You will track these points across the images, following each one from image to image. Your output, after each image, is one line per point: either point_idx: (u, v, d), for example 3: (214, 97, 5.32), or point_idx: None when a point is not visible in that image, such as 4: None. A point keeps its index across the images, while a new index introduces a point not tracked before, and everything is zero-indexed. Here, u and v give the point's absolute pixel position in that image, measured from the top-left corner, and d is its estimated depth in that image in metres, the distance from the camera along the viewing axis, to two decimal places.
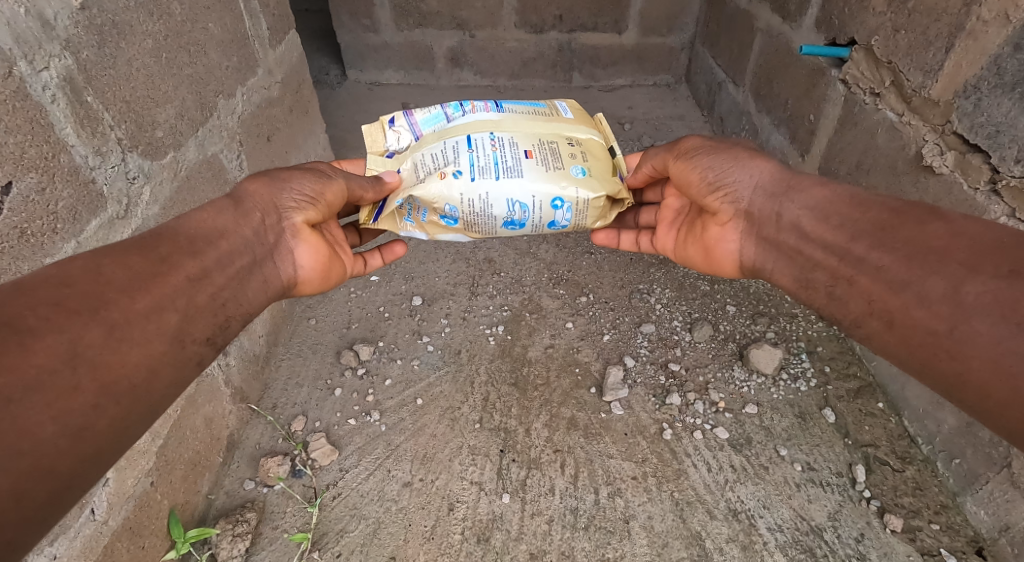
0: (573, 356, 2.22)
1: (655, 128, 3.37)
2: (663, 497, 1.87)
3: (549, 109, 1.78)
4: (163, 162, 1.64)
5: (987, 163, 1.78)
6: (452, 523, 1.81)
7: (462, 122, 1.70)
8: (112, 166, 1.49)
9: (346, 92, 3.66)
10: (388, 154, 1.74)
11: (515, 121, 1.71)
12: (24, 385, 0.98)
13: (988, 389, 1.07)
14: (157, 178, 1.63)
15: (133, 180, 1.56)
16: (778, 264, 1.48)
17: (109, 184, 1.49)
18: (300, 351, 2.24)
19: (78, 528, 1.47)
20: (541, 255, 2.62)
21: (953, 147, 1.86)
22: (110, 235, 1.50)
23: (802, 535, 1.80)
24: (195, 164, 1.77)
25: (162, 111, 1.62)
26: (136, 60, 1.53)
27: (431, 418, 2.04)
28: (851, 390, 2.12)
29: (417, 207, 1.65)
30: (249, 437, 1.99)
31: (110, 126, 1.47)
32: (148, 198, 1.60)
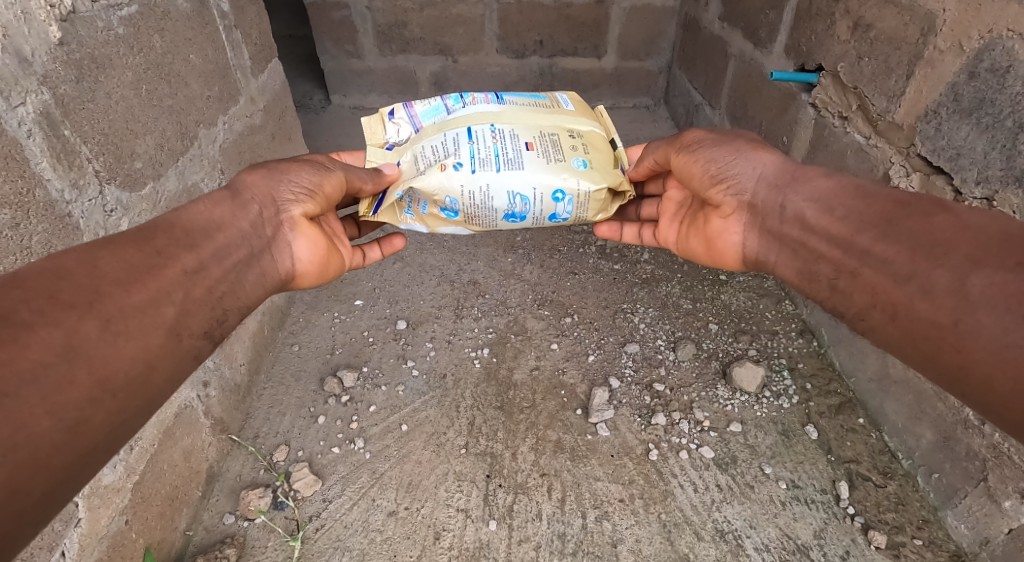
0: (558, 378, 2.23)
1: (636, 149, 3.42)
2: (650, 519, 1.87)
3: (549, 100, 1.81)
4: (142, 194, 1.64)
5: (950, 185, 1.81)
6: (438, 552, 1.79)
7: (463, 116, 1.72)
8: (90, 200, 1.49)
9: (330, 117, 3.68)
10: (388, 147, 1.75)
11: (514, 114, 1.73)
12: (19, 378, 0.98)
13: (990, 381, 1.08)
14: (135, 210, 1.62)
15: (111, 213, 1.55)
16: (781, 256, 1.50)
17: (85, 218, 1.48)
18: (283, 379, 2.22)
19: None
20: (526, 276, 2.63)
21: (918, 168, 1.91)
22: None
23: (788, 554, 1.80)
24: (175, 195, 1.76)
25: (142, 143, 1.63)
26: (115, 93, 1.53)
27: (416, 444, 2.03)
28: (833, 406, 2.13)
29: (417, 199, 1.67)
30: (230, 469, 1.97)
31: (87, 159, 1.47)
32: (126, 229, 1.59)
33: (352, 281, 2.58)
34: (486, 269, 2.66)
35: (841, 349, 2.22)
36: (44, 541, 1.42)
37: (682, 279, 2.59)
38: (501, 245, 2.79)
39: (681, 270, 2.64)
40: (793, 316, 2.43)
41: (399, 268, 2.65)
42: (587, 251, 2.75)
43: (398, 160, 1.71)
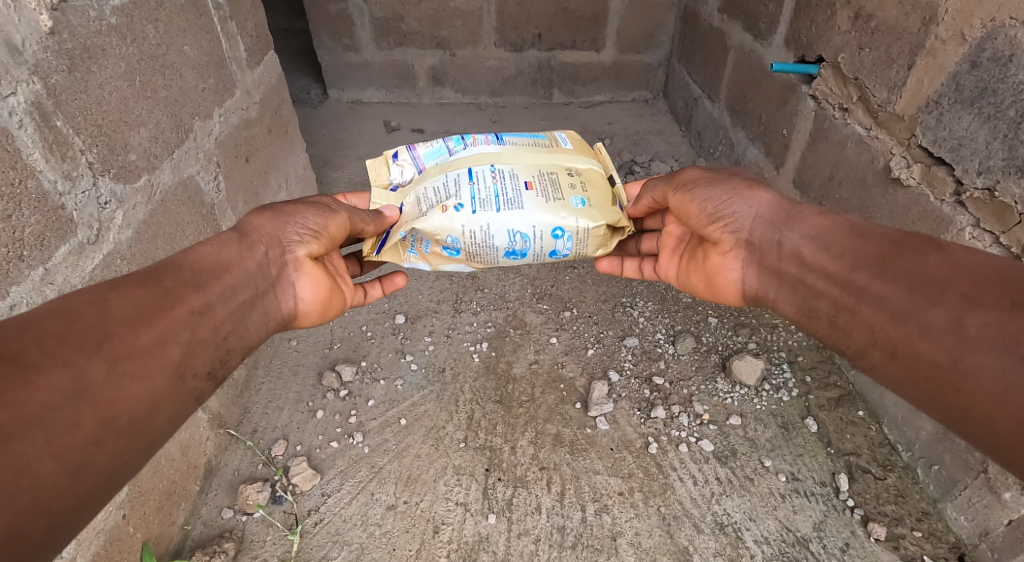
0: (557, 372, 2.22)
1: (634, 143, 3.40)
2: (650, 512, 1.86)
3: (551, 140, 1.79)
4: (136, 186, 1.63)
5: (951, 176, 1.81)
6: (438, 546, 1.79)
7: (465, 156, 1.71)
8: (83, 192, 1.48)
9: (327, 111, 3.66)
10: (392, 186, 1.76)
11: (516, 153, 1.72)
12: (24, 421, 0.97)
13: (994, 423, 1.07)
14: (130, 203, 1.61)
15: (105, 206, 1.54)
16: (780, 294, 1.48)
17: (79, 210, 1.47)
18: (281, 373, 2.21)
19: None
20: (524, 270, 2.62)
21: (919, 159, 1.89)
22: (80, 261, 1.48)
23: (788, 547, 1.80)
24: (170, 186, 1.76)
25: (136, 134, 1.62)
26: (108, 83, 1.52)
27: (415, 438, 2.03)
28: (832, 399, 2.13)
29: (422, 239, 1.66)
30: (228, 464, 1.96)
31: (81, 150, 1.46)
32: (120, 222, 1.59)
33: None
34: (484, 263, 2.65)
35: None
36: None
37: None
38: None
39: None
40: None
41: None
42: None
43: (400, 202, 1.71)
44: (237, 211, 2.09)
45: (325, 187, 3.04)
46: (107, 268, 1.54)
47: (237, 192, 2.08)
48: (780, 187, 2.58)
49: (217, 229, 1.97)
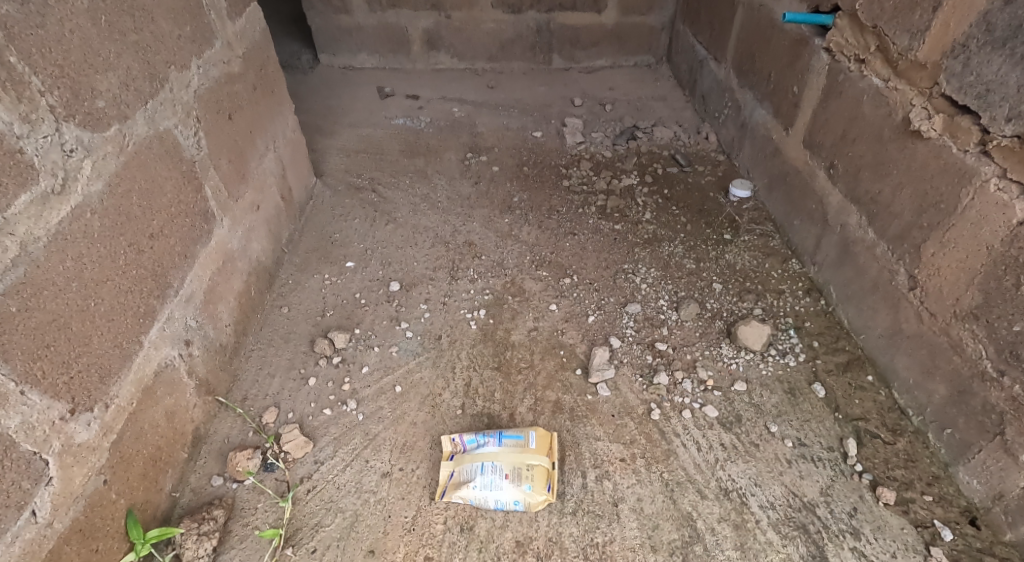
0: (557, 338, 2.16)
1: (637, 108, 3.31)
2: (652, 478, 1.81)
3: (528, 438, 1.79)
4: (106, 135, 1.58)
5: (976, 125, 1.73)
6: (434, 513, 1.74)
7: (478, 451, 1.79)
8: (44, 137, 1.43)
9: (318, 77, 3.56)
10: (451, 455, 1.83)
11: (505, 453, 1.76)
12: None
13: None
14: (99, 152, 1.56)
15: (70, 154, 1.50)
16: None
17: (40, 156, 1.43)
18: (272, 341, 2.15)
19: (16, 531, 1.37)
20: (523, 237, 2.55)
21: (941, 110, 1.81)
22: (44, 211, 1.44)
23: (794, 511, 1.74)
24: (144, 139, 1.70)
25: (103, 80, 1.57)
26: (68, 22, 1.47)
27: (410, 405, 1.97)
28: (841, 364, 2.07)
29: (456, 483, 1.75)
30: (217, 432, 1.91)
31: (40, 92, 1.42)
32: (89, 173, 1.54)
33: (343, 243, 2.51)
34: (481, 229, 2.58)
35: (850, 307, 2.16)
36: (11, 499, 1.37)
37: (685, 239, 2.52)
38: (497, 206, 2.70)
39: (684, 230, 2.56)
40: (800, 275, 2.36)
41: (391, 230, 2.57)
42: (586, 211, 2.67)
43: (455, 467, 1.79)
44: (221, 170, 2.03)
45: (316, 154, 2.96)
46: (75, 222, 1.50)
47: (220, 150, 2.02)
48: (788, 148, 2.49)
49: (198, 186, 1.90)
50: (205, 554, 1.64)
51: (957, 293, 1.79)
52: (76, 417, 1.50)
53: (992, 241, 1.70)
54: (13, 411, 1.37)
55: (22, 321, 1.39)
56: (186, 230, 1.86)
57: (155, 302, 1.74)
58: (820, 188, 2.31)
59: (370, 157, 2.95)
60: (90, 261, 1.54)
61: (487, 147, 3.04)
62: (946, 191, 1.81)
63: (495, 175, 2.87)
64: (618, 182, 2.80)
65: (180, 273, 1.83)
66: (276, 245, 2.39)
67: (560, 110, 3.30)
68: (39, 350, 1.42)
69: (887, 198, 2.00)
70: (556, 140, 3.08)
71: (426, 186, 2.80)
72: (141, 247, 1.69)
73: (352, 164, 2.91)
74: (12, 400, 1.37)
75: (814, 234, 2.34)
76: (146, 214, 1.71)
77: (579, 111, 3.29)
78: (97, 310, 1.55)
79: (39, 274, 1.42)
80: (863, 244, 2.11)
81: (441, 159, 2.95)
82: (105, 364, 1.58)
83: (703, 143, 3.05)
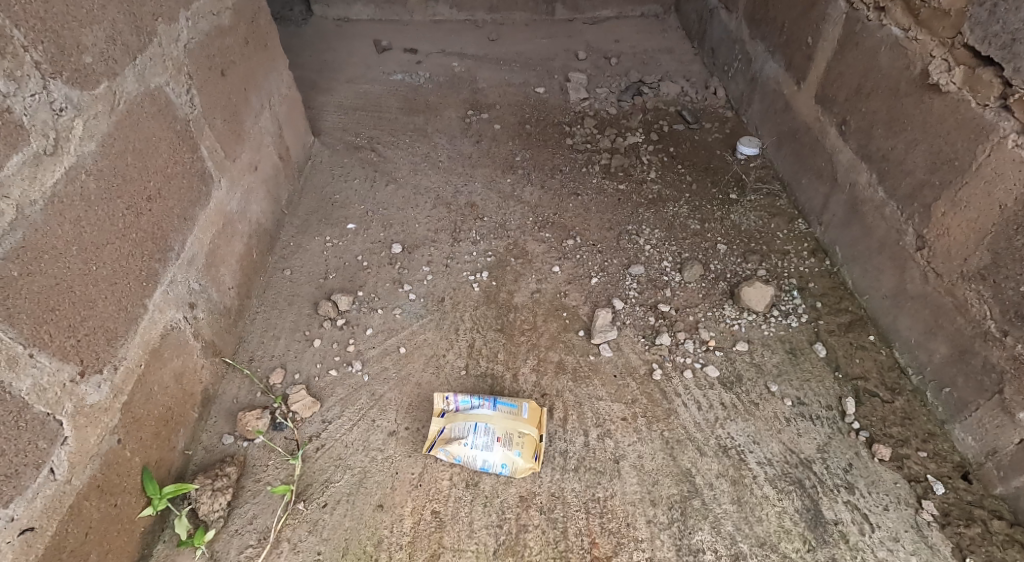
0: (560, 301, 2.17)
1: (643, 62, 3.22)
2: (653, 436, 1.85)
3: (521, 408, 1.81)
4: (96, 93, 1.55)
5: (998, 78, 1.69)
6: (440, 469, 1.79)
7: (470, 412, 1.80)
8: (31, 95, 1.41)
9: (312, 29, 3.46)
10: (442, 412, 1.84)
11: (498, 418, 1.78)
12: None
13: None
14: (90, 111, 1.54)
15: (60, 112, 1.47)
16: None
17: (29, 115, 1.41)
18: (276, 303, 2.17)
19: (36, 488, 1.41)
20: (525, 197, 2.53)
21: (963, 62, 1.77)
22: (38, 173, 1.43)
23: (791, 467, 1.78)
24: (135, 97, 1.67)
25: (89, 34, 1.54)
26: None
27: (415, 366, 2.00)
28: (843, 324, 2.08)
29: (446, 439, 1.78)
30: (226, 392, 1.95)
31: (24, 47, 1.39)
32: (81, 133, 1.52)
33: (344, 205, 2.49)
34: (483, 190, 2.56)
35: (855, 268, 2.15)
36: (29, 458, 1.40)
37: (690, 199, 2.49)
38: (499, 165, 2.67)
39: (689, 190, 2.53)
40: (805, 236, 2.34)
41: (391, 190, 2.55)
42: (590, 170, 2.64)
43: (446, 424, 1.81)
44: (216, 130, 2.00)
45: (313, 112, 2.90)
46: (70, 184, 1.49)
47: (214, 109, 1.99)
48: (799, 103, 2.44)
49: (195, 146, 1.88)
50: (220, 508, 1.70)
51: (965, 253, 1.79)
52: (86, 379, 1.53)
53: (1004, 200, 1.68)
54: (23, 373, 1.39)
55: (25, 285, 1.39)
56: (184, 192, 1.85)
57: (157, 265, 1.74)
58: (830, 146, 2.27)
59: (368, 115, 2.90)
60: (89, 224, 1.54)
61: (488, 104, 2.98)
62: (961, 148, 1.78)
63: (496, 133, 2.83)
64: (622, 140, 2.76)
65: (180, 235, 1.83)
66: (276, 207, 2.37)
67: (563, 63, 3.22)
68: (44, 314, 1.43)
69: (899, 155, 1.97)
70: (560, 96, 3.02)
71: (426, 144, 2.76)
72: (139, 210, 1.68)
73: (350, 122, 2.86)
74: (22, 362, 1.39)
75: (821, 194, 2.31)
76: (142, 175, 1.69)
77: (583, 64, 3.21)
78: (99, 274, 1.56)
79: (38, 238, 1.42)
80: (871, 204, 2.09)
81: (441, 117, 2.90)
82: (111, 327, 1.59)
83: (711, 98, 2.98)
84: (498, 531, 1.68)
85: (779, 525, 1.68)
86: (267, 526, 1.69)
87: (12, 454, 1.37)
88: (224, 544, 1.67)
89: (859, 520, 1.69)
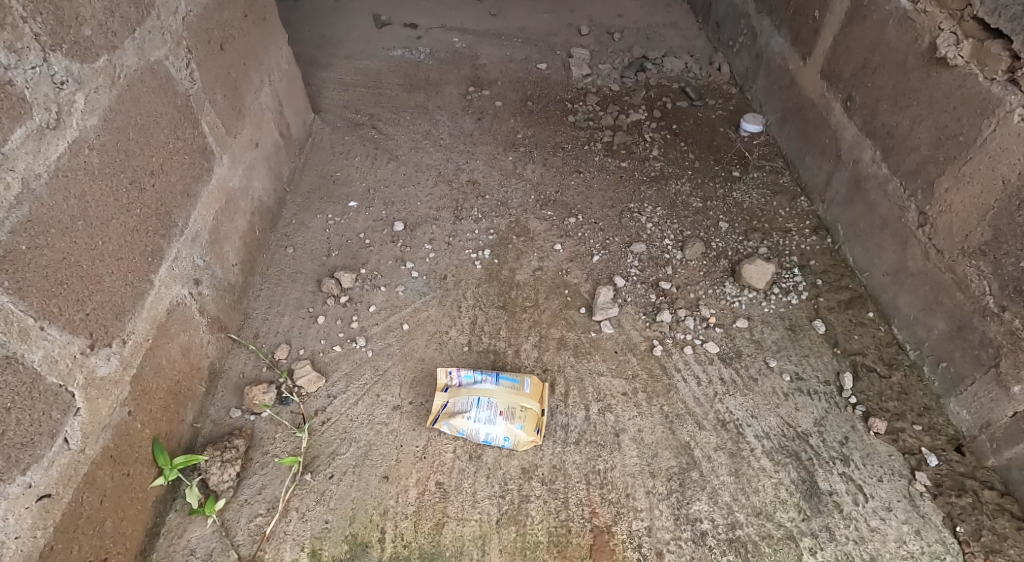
0: (562, 278, 2.18)
1: (646, 38, 3.16)
2: (653, 410, 1.88)
3: (523, 382, 1.84)
4: (96, 67, 1.55)
5: (1007, 51, 1.67)
6: (444, 442, 1.83)
7: (473, 386, 1.83)
8: (32, 67, 1.40)
9: (310, 3, 3.40)
10: (445, 387, 1.86)
11: (501, 393, 1.81)
12: None
13: None
14: (91, 85, 1.54)
15: (61, 86, 1.47)
16: None
17: (31, 88, 1.41)
18: (279, 281, 2.19)
19: (51, 456, 1.44)
20: (527, 175, 2.53)
21: (971, 34, 1.76)
22: (42, 147, 1.43)
23: (788, 441, 1.82)
24: (135, 71, 1.67)
25: (87, 5, 1.53)
26: None
27: (419, 342, 2.02)
28: (843, 301, 2.10)
29: (450, 413, 1.81)
30: (232, 367, 1.98)
31: (22, 19, 1.38)
32: (83, 107, 1.52)
33: (345, 182, 2.50)
34: (485, 168, 2.56)
35: (856, 245, 2.17)
36: (43, 427, 1.43)
37: (693, 177, 2.49)
38: (501, 143, 2.66)
39: (692, 168, 2.53)
40: (807, 214, 2.35)
41: (393, 168, 2.55)
42: (592, 148, 2.63)
43: (449, 398, 1.83)
44: (217, 105, 1.99)
45: (313, 88, 2.88)
46: (74, 158, 1.49)
47: (214, 83, 1.98)
48: (804, 79, 2.43)
49: (196, 121, 1.88)
50: (229, 479, 1.74)
51: (966, 229, 1.80)
52: (95, 352, 1.55)
53: (1008, 175, 1.68)
54: (34, 345, 1.41)
55: (34, 259, 1.41)
56: (186, 168, 1.85)
57: (161, 241, 1.76)
58: (835, 122, 2.26)
59: (369, 92, 2.88)
60: (94, 199, 1.54)
61: (489, 81, 2.95)
62: (966, 123, 1.78)
63: (498, 111, 2.81)
64: (625, 118, 2.74)
65: (184, 211, 1.84)
66: (278, 184, 2.38)
67: (566, 39, 3.17)
68: (52, 287, 1.45)
69: (904, 131, 1.97)
70: (562, 73, 2.99)
71: (427, 122, 2.75)
72: (143, 185, 1.69)
73: (350, 99, 2.84)
74: (33, 335, 1.41)
75: (824, 171, 2.31)
76: (144, 150, 1.69)
77: (586, 40, 3.16)
78: (105, 250, 1.57)
79: (44, 212, 1.43)
80: (875, 180, 2.09)
81: (442, 95, 2.88)
82: (118, 301, 1.61)
83: (715, 75, 2.95)
84: (501, 501, 1.72)
85: (775, 495, 1.72)
86: (276, 496, 1.74)
87: (27, 423, 1.39)
88: (234, 512, 1.72)
89: (854, 491, 1.73)
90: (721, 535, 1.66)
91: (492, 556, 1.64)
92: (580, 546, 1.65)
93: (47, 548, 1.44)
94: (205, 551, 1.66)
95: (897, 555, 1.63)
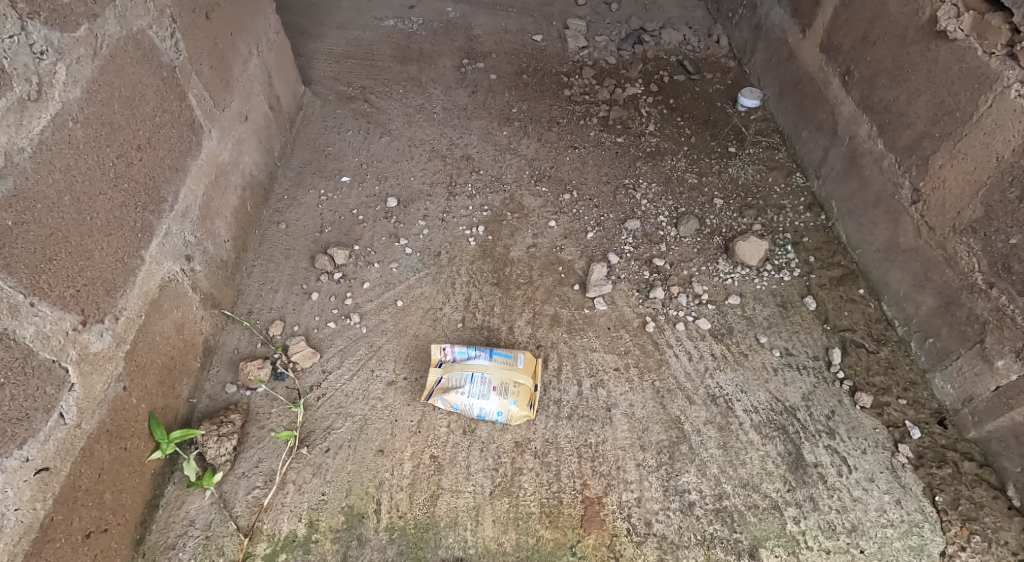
0: (556, 255, 2.19)
1: (644, 7, 3.07)
2: (645, 386, 1.90)
3: (516, 358, 1.86)
4: (76, 36, 1.50)
5: (1007, 25, 1.65)
6: (439, 417, 1.85)
7: (467, 362, 1.85)
8: (10, 37, 1.36)
9: None
10: (438, 362, 1.88)
11: (494, 368, 1.83)
12: None
13: None
14: (73, 54, 1.49)
15: (41, 56, 1.43)
16: None
17: (10, 58, 1.37)
18: (272, 257, 2.18)
19: (47, 431, 1.45)
20: (522, 150, 2.51)
21: (972, 7, 1.73)
22: (23, 120, 1.40)
23: (776, 415, 1.85)
24: (118, 40, 1.62)
25: None
26: None
27: (413, 319, 2.04)
28: (834, 278, 2.11)
29: (443, 389, 1.83)
30: (226, 343, 1.99)
31: None
32: (65, 78, 1.48)
33: (338, 157, 2.47)
34: (479, 142, 2.53)
35: (850, 222, 2.17)
36: (38, 402, 1.43)
37: (689, 153, 2.47)
38: (495, 117, 2.63)
39: (688, 143, 2.51)
40: (802, 190, 2.35)
41: (386, 143, 2.52)
42: (587, 123, 2.60)
43: (443, 374, 1.85)
44: (203, 76, 1.95)
45: (302, 59, 2.81)
46: (58, 131, 1.46)
47: (200, 54, 1.93)
48: (803, 53, 2.40)
49: (182, 94, 1.84)
50: (226, 453, 1.75)
51: (958, 206, 1.80)
52: (88, 328, 1.55)
53: (1002, 152, 1.68)
54: (26, 321, 1.41)
55: (20, 235, 1.39)
56: (174, 140, 1.81)
57: (151, 217, 1.74)
58: (833, 97, 2.24)
59: (360, 64, 2.82)
60: (79, 172, 1.52)
61: (484, 52, 2.89)
62: (963, 99, 1.77)
63: (492, 83, 2.76)
64: (621, 92, 2.70)
65: (172, 186, 1.82)
66: (269, 158, 2.34)
67: (562, 8, 3.09)
68: (40, 263, 1.43)
69: (901, 106, 1.96)
70: (558, 45, 2.93)
71: (421, 95, 2.70)
72: (130, 159, 1.66)
73: (341, 71, 2.78)
74: (23, 311, 1.40)
75: (821, 147, 2.30)
76: (130, 123, 1.66)
77: (583, 10, 3.08)
78: (93, 225, 1.55)
79: (29, 187, 1.41)
80: (870, 156, 2.09)
81: (435, 67, 2.82)
82: (109, 278, 1.60)
83: (713, 47, 2.90)
84: (494, 473, 1.76)
85: (761, 467, 1.76)
86: (273, 470, 1.76)
87: (22, 399, 1.40)
88: (232, 484, 1.74)
89: (838, 462, 1.77)
90: (708, 506, 1.70)
91: (486, 526, 1.68)
92: (571, 517, 1.69)
93: (47, 520, 1.46)
94: (204, 522, 1.69)
95: (877, 523, 1.67)
